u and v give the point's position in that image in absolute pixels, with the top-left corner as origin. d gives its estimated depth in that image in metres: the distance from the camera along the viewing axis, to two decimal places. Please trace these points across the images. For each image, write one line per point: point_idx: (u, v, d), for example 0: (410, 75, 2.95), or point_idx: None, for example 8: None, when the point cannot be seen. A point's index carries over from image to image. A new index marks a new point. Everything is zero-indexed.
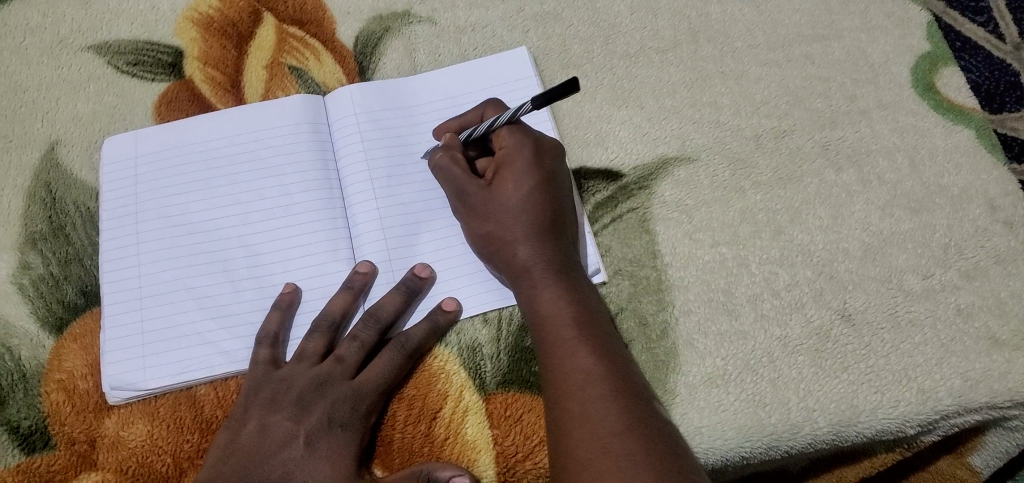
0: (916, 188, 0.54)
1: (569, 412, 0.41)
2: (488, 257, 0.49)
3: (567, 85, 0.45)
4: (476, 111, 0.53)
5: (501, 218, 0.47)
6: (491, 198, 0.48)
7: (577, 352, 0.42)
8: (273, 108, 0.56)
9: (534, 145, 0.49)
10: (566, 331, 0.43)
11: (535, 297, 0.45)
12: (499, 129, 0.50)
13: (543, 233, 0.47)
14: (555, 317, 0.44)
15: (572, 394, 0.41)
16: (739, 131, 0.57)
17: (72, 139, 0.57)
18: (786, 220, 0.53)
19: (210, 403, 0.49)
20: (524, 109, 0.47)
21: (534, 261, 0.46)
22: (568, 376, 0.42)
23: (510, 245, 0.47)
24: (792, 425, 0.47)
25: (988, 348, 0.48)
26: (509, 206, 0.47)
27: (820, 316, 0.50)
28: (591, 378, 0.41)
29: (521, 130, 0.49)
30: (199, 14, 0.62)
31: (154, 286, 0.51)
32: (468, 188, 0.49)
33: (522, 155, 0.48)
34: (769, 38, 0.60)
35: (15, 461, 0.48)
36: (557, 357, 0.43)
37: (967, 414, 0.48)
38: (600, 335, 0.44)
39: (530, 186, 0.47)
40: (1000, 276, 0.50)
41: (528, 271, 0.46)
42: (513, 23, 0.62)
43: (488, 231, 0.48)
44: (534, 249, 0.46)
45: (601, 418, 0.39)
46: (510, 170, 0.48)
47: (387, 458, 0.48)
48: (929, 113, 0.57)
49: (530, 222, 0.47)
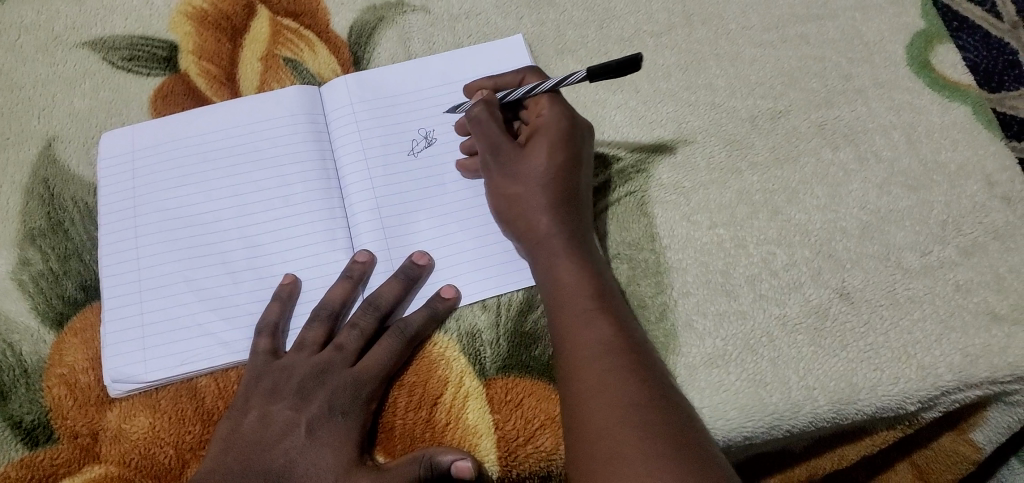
0: (914, 165, 0.54)
1: (585, 382, 0.40)
2: (506, 218, 0.48)
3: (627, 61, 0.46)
4: (516, 74, 0.53)
5: (530, 182, 0.47)
6: (524, 159, 0.48)
7: (595, 321, 0.43)
8: (269, 100, 0.56)
9: (571, 120, 0.49)
10: (584, 302, 0.43)
11: (552, 266, 0.45)
12: (539, 97, 0.50)
13: (564, 205, 0.47)
14: (575, 287, 0.44)
15: (589, 363, 0.41)
16: (735, 113, 0.56)
17: (69, 135, 0.57)
18: (783, 201, 0.53)
19: (211, 394, 0.49)
20: (574, 78, 0.48)
21: (554, 230, 0.46)
22: (586, 345, 0.42)
23: (534, 208, 0.47)
24: (793, 404, 0.47)
25: (987, 323, 0.48)
26: (539, 170, 0.47)
27: (818, 295, 0.50)
28: (610, 350, 0.41)
29: (560, 103, 0.50)
30: (193, 8, 0.62)
31: (154, 277, 0.51)
32: (502, 144, 0.48)
33: (558, 126, 0.48)
34: (763, 19, 0.60)
35: (19, 456, 0.48)
36: (572, 326, 0.43)
37: (968, 389, 0.48)
38: (615, 308, 0.44)
39: (562, 158, 0.48)
40: (999, 251, 0.50)
41: (549, 239, 0.46)
42: (507, 9, 0.62)
43: (514, 193, 0.48)
44: (554, 219, 0.46)
45: (620, 387, 0.39)
46: (546, 137, 0.48)
47: (389, 445, 0.47)
48: (926, 91, 0.57)
49: (557, 191, 0.47)
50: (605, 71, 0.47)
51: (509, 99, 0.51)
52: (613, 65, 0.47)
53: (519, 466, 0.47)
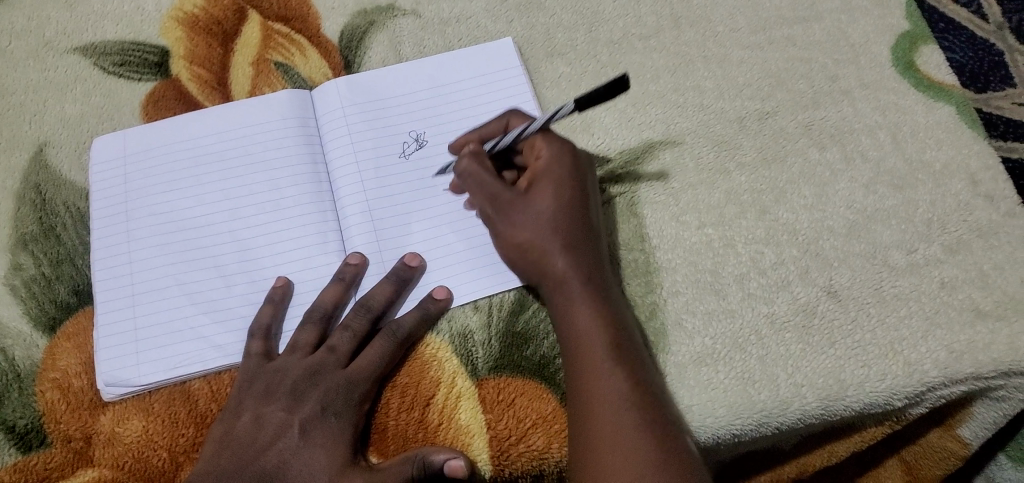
0: (899, 165, 0.54)
1: (600, 432, 0.41)
2: (522, 266, 0.48)
3: (614, 83, 0.47)
4: (500, 121, 0.53)
5: (540, 227, 0.47)
6: (529, 205, 0.48)
7: (612, 373, 0.42)
8: (261, 105, 0.56)
9: (570, 156, 0.50)
10: (603, 351, 0.43)
11: (573, 311, 0.45)
12: (531, 138, 0.50)
13: (579, 244, 0.47)
14: (592, 334, 0.44)
15: (605, 417, 0.41)
16: (723, 114, 0.57)
17: (60, 140, 0.57)
18: (770, 200, 0.54)
19: (204, 396, 0.49)
20: (564, 111, 0.48)
21: (573, 272, 0.46)
22: (603, 399, 0.42)
23: (546, 254, 0.46)
24: (781, 401, 0.48)
25: (972, 319, 0.49)
26: (546, 215, 0.47)
27: (806, 294, 0.50)
28: (627, 402, 0.41)
29: (555, 140, 0.50)
30: (184, 13, 0.62)
31: (147, 282, 0.51)
32: (503, 195, 0.48)
33: (558, 166, 0.49)
34: (751, 21, 0.61)
35: (12, 460, 0.48)
36: (592, 377, 0.42)
37: (953, 385, 0.48)
38: (633, 356, 0.44)
39: (569, 196, 0.48)
40: (983, 249, 0.51)
41: (566, 283, 0.46)
42: (497, 13, 0.62)
43: (525, 241, 0.47)
44: (573, 260, 0.46)
45: (633, 446, 0.40)
46: (548, 179, 0.48)
47: (381, 446, 0.48)
48: (911, 91, 0.57)
49: (568, 232, 0.47)
50: (591, 99, 0.47)
51: (499, 147, 0.51)
52: (598, 90, 0.47)
53: (512, 465, 0.48)
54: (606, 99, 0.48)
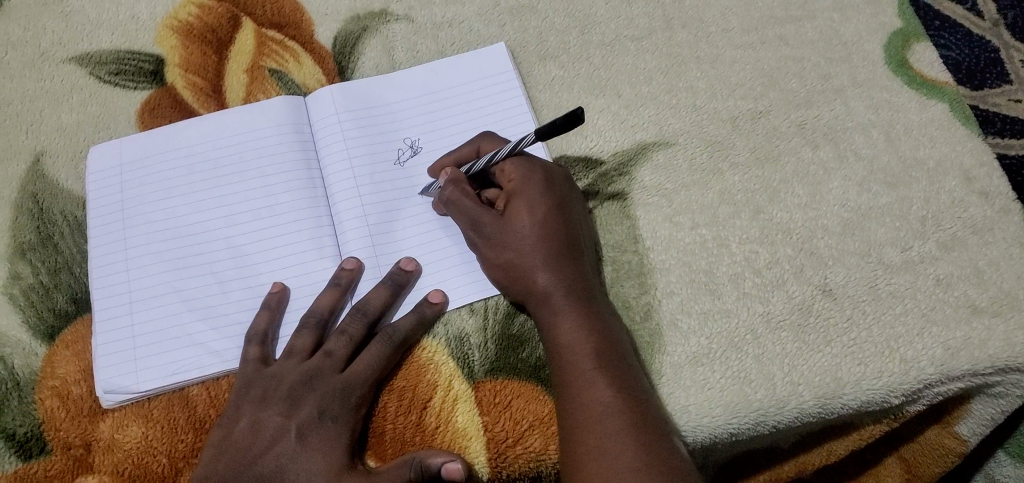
0: (893, 162, 0.55)
1: (586, 445, 0.41)
2: (506, 284, 0.49)
3: (569, 116, 0.44)
4: (472, 145, 0.53)
5: (520, 247, 0.48)
6: (508, 226, 0.48)
7: (596, 383, 0.43)
8: (255, 112, 0.56)
9: (543, 173, 0.50)
10: (586, 362, 0.44)
11: (557, 326, 0.46)
12: (503, 162, 0.51)
13: (560, 258, 0.47)
14: (576, 346, 0.45)
15: (590, 427, 0.42)
16: (716, 115, 0.57)
17: (57, 149, 0.57)
18: (764, 200, 0.54)
19: (203, 402, 0.49)
20: (527, 141, 0.47)
21: (554, 287, 0.46)
22: (587, 408, 0.42)
23: (529, 272, 0.47)
24: (778, 400, 0.48)
25: (967, 316, 0.49)
26: (525, 234, 0.48)
27: (801, 292, 0.50)
28: (611, 411, 0.42)
29: (526, 160, 0.51)
30: (179, 22, 0.62)
31: (143, 290, 0.51)
32: (481, 219, 0.49)
33: (532, 185, 0.49)
34: (743, 21, 0.61)
35: (12, 468, 0.48)
36: (576, 387, 0.43)
37: (949, 382, 0.48)
38: (621, 366, 0.44)
39: (545, 212, 0.49)
40: (977, 245, 0.51)
41: (549, 298, 0.46)
42: (489, 17, 0.62)
43: (507, 260, 0.48)
44: (554, 275, 0.47)
45: (620, 453, 0.40)
46: (523, 199, 0.49)
47: (379, 449, 0.48)
48: (904, 88, 0.57)
49: (548, 249, 0.47)
50: (550, 130, 0.45)
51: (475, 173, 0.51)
52: (556, 122, 0.45)
53: (509, 467, 0.48)
54: (564, 131, 0.45)
